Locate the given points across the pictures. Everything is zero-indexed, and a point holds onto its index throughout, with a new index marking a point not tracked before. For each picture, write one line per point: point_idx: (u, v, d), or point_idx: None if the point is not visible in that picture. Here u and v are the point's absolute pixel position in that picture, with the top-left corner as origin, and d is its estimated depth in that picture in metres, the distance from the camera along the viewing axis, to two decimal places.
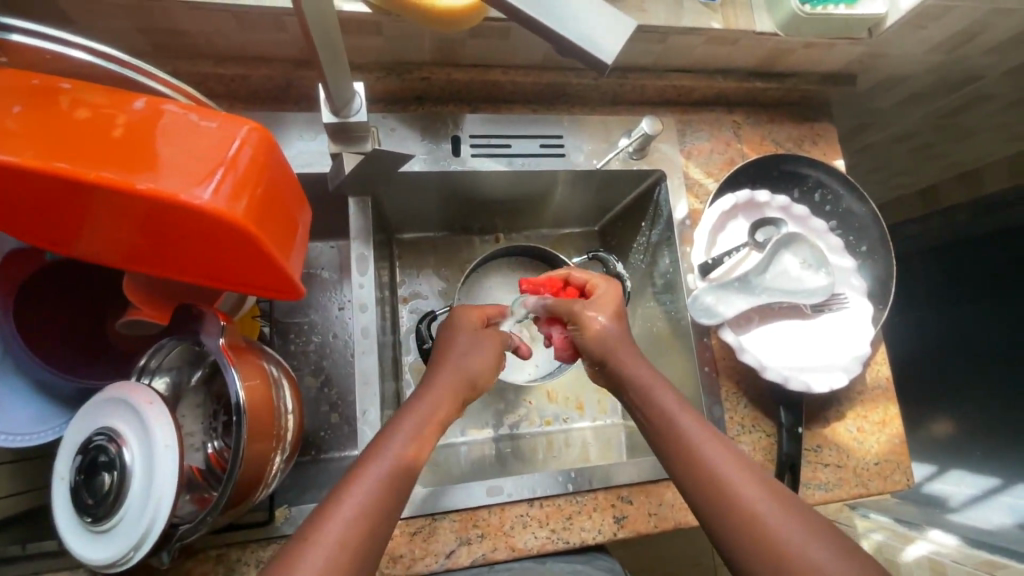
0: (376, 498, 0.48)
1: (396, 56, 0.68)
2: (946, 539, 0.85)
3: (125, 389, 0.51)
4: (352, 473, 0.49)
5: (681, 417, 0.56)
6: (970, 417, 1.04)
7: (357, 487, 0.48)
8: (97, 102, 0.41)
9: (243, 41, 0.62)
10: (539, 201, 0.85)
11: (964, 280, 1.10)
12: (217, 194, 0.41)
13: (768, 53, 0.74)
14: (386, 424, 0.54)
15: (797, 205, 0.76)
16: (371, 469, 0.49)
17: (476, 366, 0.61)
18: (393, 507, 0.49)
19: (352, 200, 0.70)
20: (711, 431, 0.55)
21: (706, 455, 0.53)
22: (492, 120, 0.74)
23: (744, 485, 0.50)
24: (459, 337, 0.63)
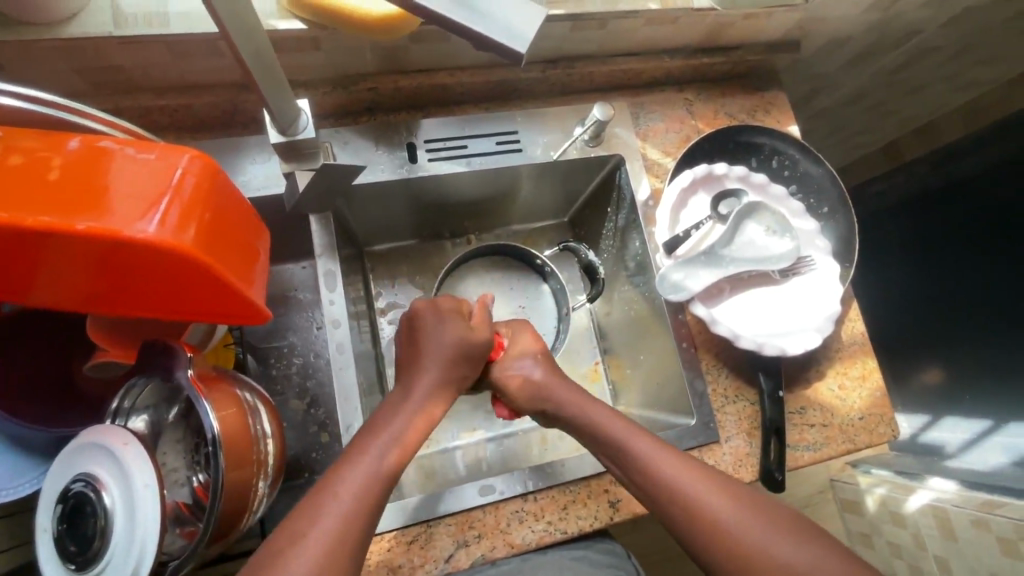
0: (365, 489, 0.51)
1: (340, 70, 0.67)
2: (947, 485, 1.05)
3: (99, 433, 0.51)
4: (337, 466, 0.53)
5: (650, 452, 0.58)
6: (956, 366, 1.09)
7: (349, 476, 0.52)
8: (30, 146, 0.40)
9: (181, 71, 0.61)
10: (505, 199, 0.86)
11: (931, 235, 1.12)
12: (162, 225, 0.41)
13: (710, 29, 0.75)
14: (373, 420, 0.58)
15: (755, 174, 0.77)
16: (362, 462, 0.53)
17: (424, 412, 0.60)
18: (381, 498, 0.52)
19: (313, 218, 0.69)
20: (666, 450, 0.59)
21: (679, 483, 0.56)
22: (446, 124, 0.75)
23: (696, 485, 0.56)
24: (440, 329, 0.64)
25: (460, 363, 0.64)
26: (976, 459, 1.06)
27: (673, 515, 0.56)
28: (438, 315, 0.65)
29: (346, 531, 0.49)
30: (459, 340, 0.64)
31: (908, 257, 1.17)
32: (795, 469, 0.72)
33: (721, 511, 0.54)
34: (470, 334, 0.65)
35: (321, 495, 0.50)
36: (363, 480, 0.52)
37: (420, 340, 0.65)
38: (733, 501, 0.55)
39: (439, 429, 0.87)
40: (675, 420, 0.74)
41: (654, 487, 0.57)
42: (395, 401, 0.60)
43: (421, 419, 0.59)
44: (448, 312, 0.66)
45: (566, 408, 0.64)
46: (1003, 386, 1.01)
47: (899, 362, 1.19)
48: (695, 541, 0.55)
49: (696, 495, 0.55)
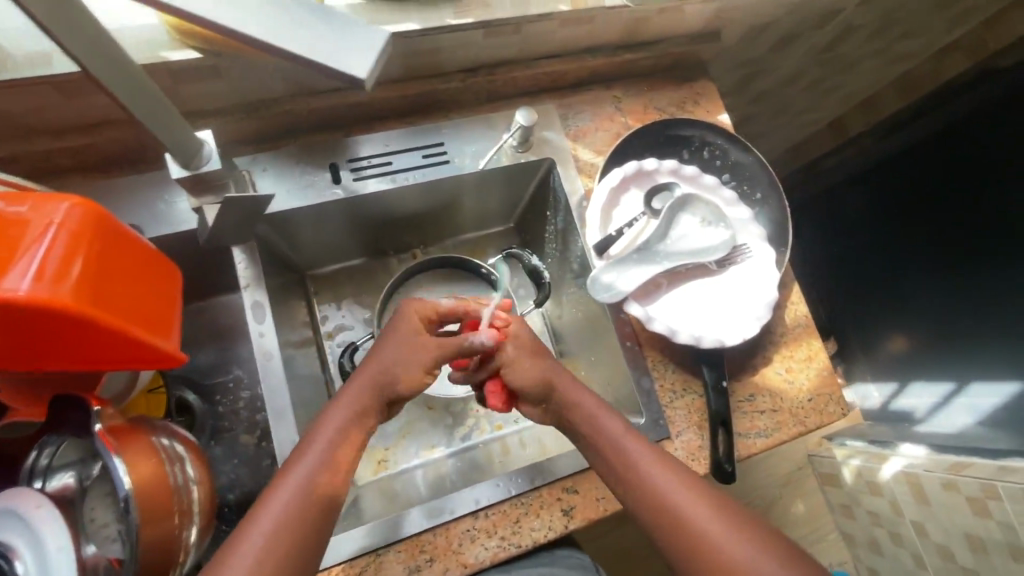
0: (295, 509, 0.47)
1: (250, 96, 0.65)
2: (916, 451, 1.04)
3: (11, 497, 0.48)
4: (272, 484, 0.49)
5: (629, 445, 0.57)
6: (919, 337, 1.14)
7: (278, 494, 0.48)
8: None
9: (77, 111, 0.59)
10: (445, 211, 0.85)
11: (903, 208, 1.13)
12: (37, 281, 0.39)
13: (627, 26, 0.74)
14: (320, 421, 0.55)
15: (686, 166, 0.77)
16: (293, 479, 0.49)
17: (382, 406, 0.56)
18: (316, 518, 0.48)
19: (237, 249, 0.67)
20: (651, 451, 0.56)
21: (652, 481, 0.54)
22: (373, 140, 0.73)
23: (675, 487, 0.53)
24: (400, 329, 0.60)
25: (420, 355, 0.59)
26: (946, 421, 1.10)
27: (646, 517, 0.53)
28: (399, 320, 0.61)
29: (267, 556, 0.44)
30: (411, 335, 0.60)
31: (874, 233, 1.18)
32: (747, 457, 0.72)
33: (694, 514, 0.51)
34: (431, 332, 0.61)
35: (250, 517, 0.47)
36: (290, 501, 0.48)
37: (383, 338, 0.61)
38: (704, 502, 0.52)
39: (398, 449, 0.86)
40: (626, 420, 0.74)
41: (630, 485, 0.55)
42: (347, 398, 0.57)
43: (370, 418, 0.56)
44: (401, 317, 0.62)
45: (553, 392, 0.62)
46: (968, 352, 1.05)
47: (863, 335, 1.27)
48: (668, 544, 0.51)
49: (672, 496, 0.52)
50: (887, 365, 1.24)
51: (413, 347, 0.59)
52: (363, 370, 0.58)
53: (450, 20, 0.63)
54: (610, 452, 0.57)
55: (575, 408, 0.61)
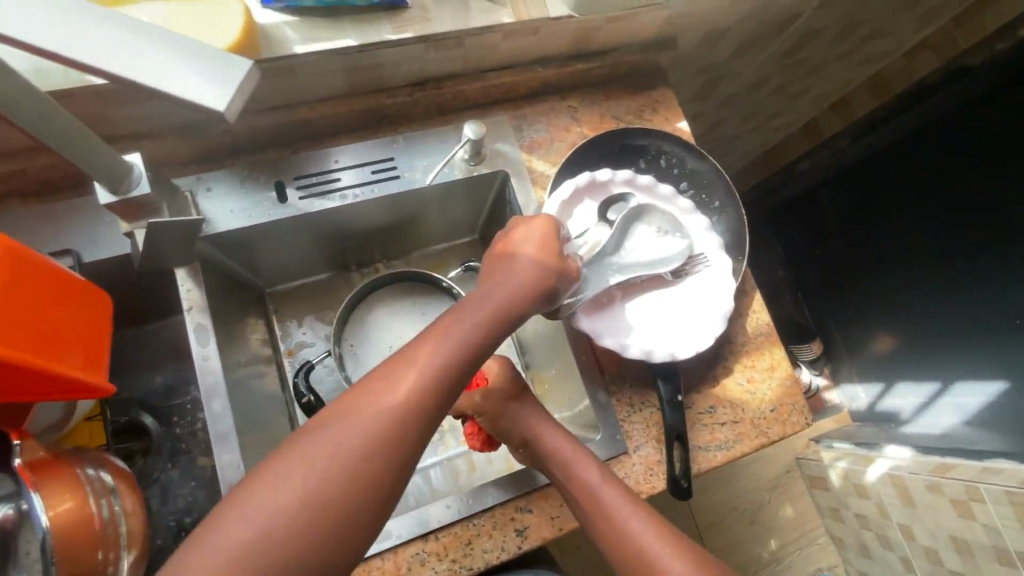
0: (367, 444, 0.42)
1: (190, 116, 0.64)
2: (900, 452, 1.05)
3: None
4: (358, 405, 0.44)
5: (601, 489, 0.58)
6: (907, 333, 1.11)
7: (358, 424, 0.43)
8: None
9: (7, 136, 0.58)
10: (401, 225, 0.84)
11: (885, 212, 1.10)
12: None
13: (576, 36, 0.74)
14: (422, 338, 0.49)
15: (641, 176, 0.76)
16: (381, 411, 0.43)
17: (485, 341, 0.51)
18: (385, 458, 0.42)
19: (180, 270, 0.66)
20: (627, 496, 0.58)
21: (622, 520, 0.56)
22: (349, 150, 0.73)
23: (649, 533, 0.55)
24: (524, 249, 0.58)
25: (535, 282, 0.56)
26: (931, 421, 1.11)
27: (620, 563, 0.55)
28: (521, 230, 0.60)
29: (316, 495, 0.39)
30: (542, 247, 0.59)
31: (855, 234, 1.16)
32: (708, 470, 0.71)
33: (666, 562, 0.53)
34: (547, 255, 0.58)
35: (327, 437, 0.42)
36: (366, 437, 0.42)
37: (509, 253, 0.58)
38: (666, 539, 0.55)
39: None
40: (585, 437, 0.72)
41: (607, 531, 0.57)
42: (462, 313, 0.51)
43: (475, 351, 0.50)
44: (528, 231, 0.59)
45: (532, 437, 0.64)
46: (957, 349, 1.02)
47: (848, 333, 1.27)
48: None
49: (647, 544, 0.54)
50: (872, 365, 1.23)
51: (535, 271, 0.57)
52: (496, 274, 0.56)
53: (388, 36, 0.62)
54: (585, 494, 0.59)
55: (555, 454, 0.62)
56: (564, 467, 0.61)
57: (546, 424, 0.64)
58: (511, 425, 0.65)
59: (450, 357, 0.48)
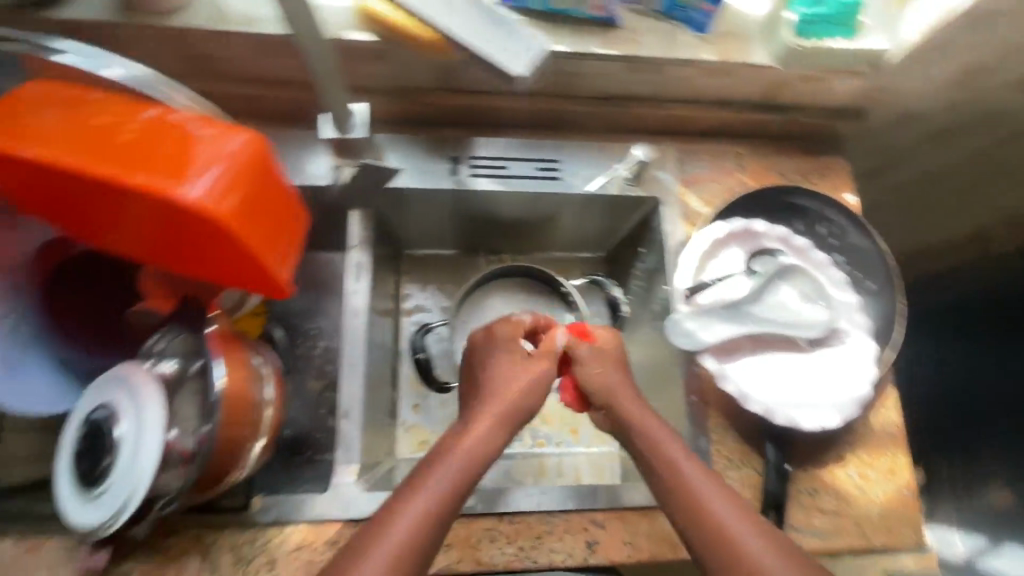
0: (414, 535, 0.51)
1: (404, 82, 0.72)
2: None
3: (127, 371, 0.56)
4: (398, 500, 0.53)
5: (691, 471, 0.58)
6: None
7: (403, 517, 0.52)
8: (115, 112, 0.47)
9: (265, 66, 0.68)
10: (540, 224, 0.88)
11: None
12: (205, 191, 0.46)
13: (769, 86, 0.75)
14: (441, 444, 0.59)
15: (796, 236, 0.75)
16: (417, 504, 0.53)
17: (493, 439, 0.60)
18: (428, 546, 0.52)
19: (353, 214, 0.73)
20: (716, 483, 0.57)
21: (714, 507, 0.55)
22: (495, 142, 0.77)
23: (738, 520, 0.54)
24: (507, 351, 0.67)
25: (529, 383, 0.64)
26: None
27: (701, 547, 0.54)
28: (496, 343, 0.67)
29: None
30: (519, 351, 0.67)
31: (996, 351, 1.06)
32: None
33: (756, 552, 0.52)
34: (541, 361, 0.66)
35: (375, 532, 0.51)
36: (412, 529, 0.51)
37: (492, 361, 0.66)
38: (760, 535, 0.53)
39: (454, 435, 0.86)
40: None
41: (690, 512, 0.55)
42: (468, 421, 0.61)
43: (483, 449, 0.59)
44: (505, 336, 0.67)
45: (623, 413, 0.63)
46: None
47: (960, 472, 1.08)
48: None
49: (736, 531, 0.53)
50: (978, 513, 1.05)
51: (532, 370, 0.65)
52: (488, 379, 0.65)
53: (596, 49, 0.67)
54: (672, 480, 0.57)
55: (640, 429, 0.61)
56: (649, 447, 0.60)
57: (632, 398, 0.64)
58: (600, 381, 0.66)
59: (463, 457, 0.57)
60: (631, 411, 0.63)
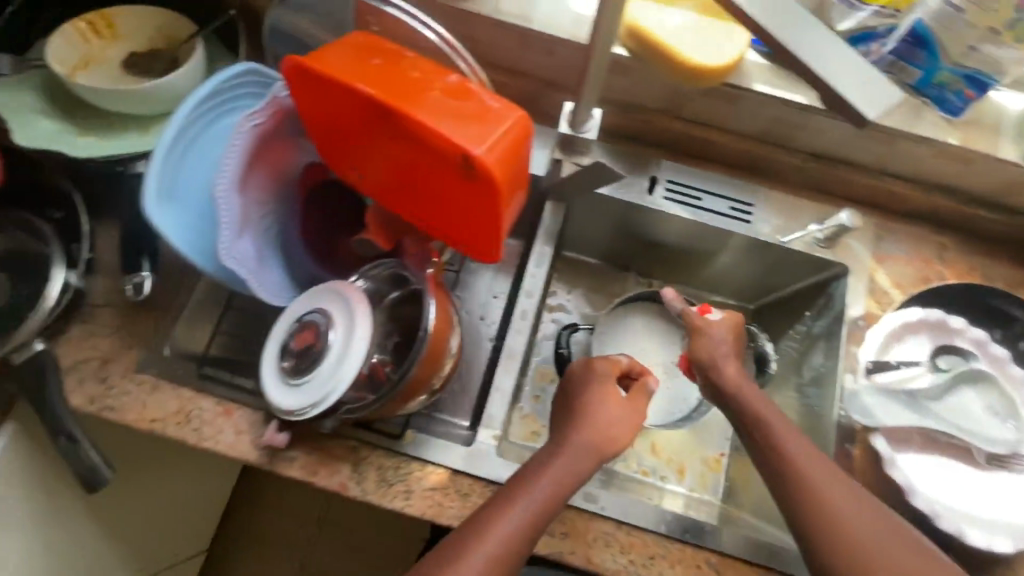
0: (504, 548, 0.55)
1: (632, 97, 0.75)
2: None
3: (343, 286, 0.64)
4: (490, 512, 0.57)
5: (790, 440, 0.60)
6: None
7: (493, 531, 0.56)
8: (428, 69, 0.55)
9: (513, 56, 0.72)
10: (697, 259, 0.86)
11: None
12: (490, 156, 0.53)
13: (1004, 184, 0.72)
14: (532, 462, 0.62)
15: (994, 344, 0.69)
16: (506, 520, 0.56)
17: (579, 470, 0.61)
18: (514, 559, 0.56)
19: (548, 205, 0.78)
20: (818, 458, 0.59)
21: (828, 491, 0.57)
22: (695, 174, 0.79)
23: (844, 500, 0.56)
24: (593, 392, 0.65)
25: (613, 427, 0.63)
26: None
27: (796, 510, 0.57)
28: (593, 378, 0.67)
29: None
30: (610, 392, 0.65)
31: None
32: None
33: (856, 528, 0.55)
34: (627, 407, 0.65)
35: (468, 538, 0.55)
36: (503, 542, 0.55)
37: (577, 397, 0.66)
38: (863, 508, 0.56)
39: None
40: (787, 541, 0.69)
41: (787, 481, 0.58)
42: (556, 450, 0.62)
43: (567, 480, 0.60)
44: (600, 376, 0.67)
45: (750, 407, 0.62)
46: None
47: None
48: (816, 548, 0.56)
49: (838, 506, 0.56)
50: None
51: (615, 417, 0.64)
52: (574, 416, 0.64)
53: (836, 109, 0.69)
54: (810, 499, 0.56)
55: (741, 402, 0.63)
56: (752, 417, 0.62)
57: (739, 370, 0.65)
58: (711, 351, 0.66)
59: (548, 481, 0.59)
60: (735, 378, 0.64)
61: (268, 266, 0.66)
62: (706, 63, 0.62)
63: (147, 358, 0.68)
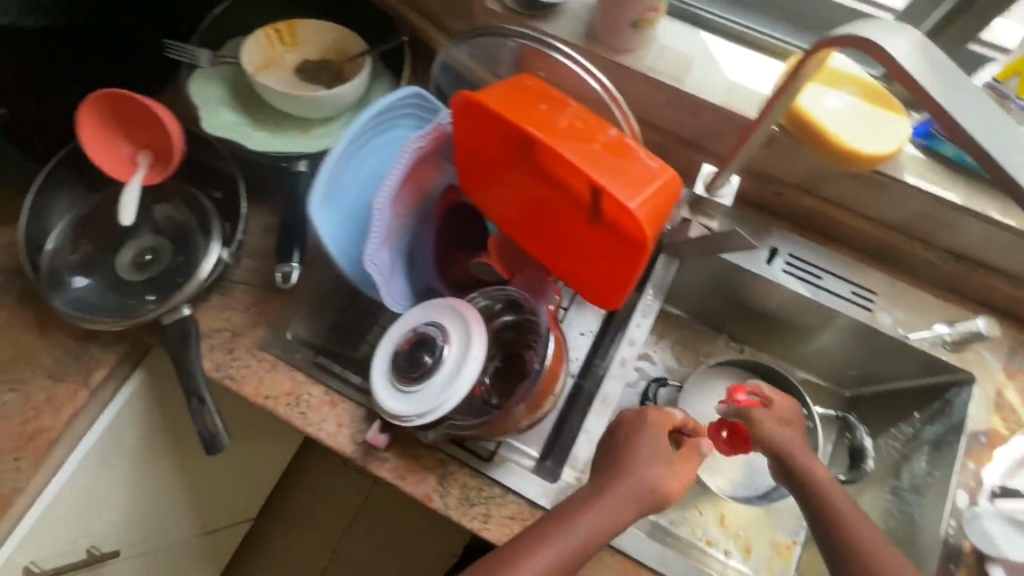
0: None
1: (768, 167, 0.75)
2: None
3: (461, 305, 0.67)
4: (526, 547, 0.57)
5: (845, 508, 0.60)
6: None
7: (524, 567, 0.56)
8: (589, 121, 0.58)
9: (656, 113, 0.74)
10: (797, 334, 0.83)
11: None
12: (643, 210, 0.54)
13: None
14: (572, 499, 0.61)
15: None
16: (540, 558, 0.56)
17: (619, 518, 0.59)
18: None
19: (662, 258, 0.79)
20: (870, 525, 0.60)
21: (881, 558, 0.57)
22: (818, 252, 0.77)
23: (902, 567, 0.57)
24: (644, 442, 0.63)
25: (659, 483, 0.61)
26: None
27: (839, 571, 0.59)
28: (644, 428, 0.64)
29: None
30: (662, 446, 0.63)
31: None
32: None
33: None
34: (677, 466, 0.63)
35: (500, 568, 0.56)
36: None
37: (623, 442, 0.64)
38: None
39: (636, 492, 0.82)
40: None
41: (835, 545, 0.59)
42: (597, 490, 0.61)
43: (608, 527, 0.59)
44: (652, 426, 0.64)
45: (814, 485, 0.62)
46: None
47: None
48: None
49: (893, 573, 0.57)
50: None
51: (664, 472, 0.62)
52: (619, 460, 0.62)
53: (993, 213, 0.66)
54: (852, 554, 0.58)
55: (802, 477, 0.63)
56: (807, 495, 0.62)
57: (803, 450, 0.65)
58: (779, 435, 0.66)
59: (586, 524, 0.58)
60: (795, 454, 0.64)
61: (396, 273, 0.70)
62: (863, 150, 0.62)
63: (270, 338, 0.74)
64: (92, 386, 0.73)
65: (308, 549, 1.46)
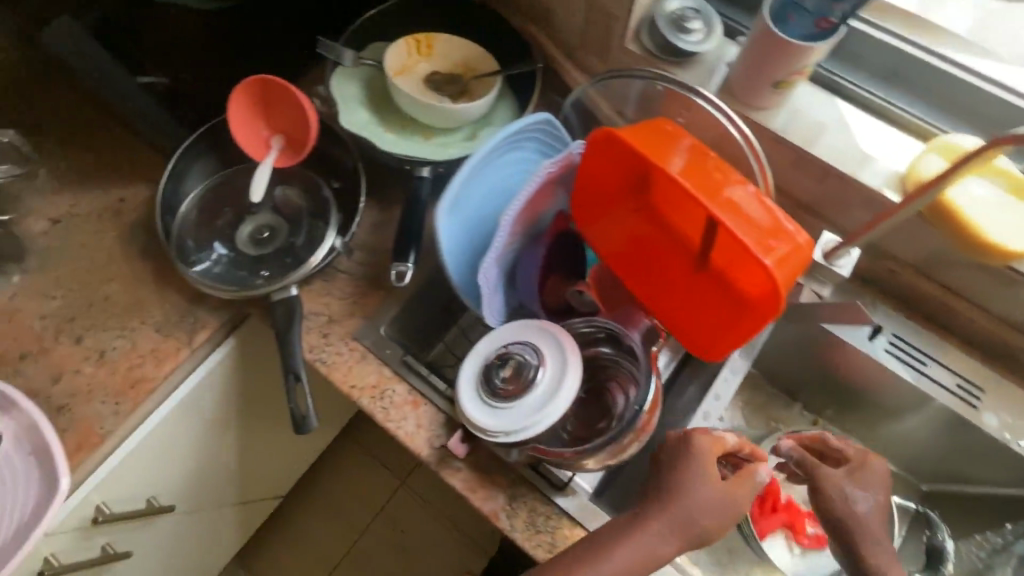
0: None
1: (886, 243, 0.73)
2: None
3: (559, 330, 0.67)
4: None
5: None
6: None
7: None
8: (728, 175, 0.59)
9: (777, 171, 0.74)
10: (884, 417, 0.80)
11: None
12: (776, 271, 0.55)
13: None
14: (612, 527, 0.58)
15: None
16: None
17: (660, 551, 0.57)
18: None
19: None
20: None
21: None
22: (925, 337, 0.75)
23: None
24: (692, 472, 0.59)
25: (704, 515, 0.57)
26: None
27: None
28: (691, 455, 0.60)
29: None
30: (711, 480, 0.58)
31: None
32: None
33: None
34: (726, 496, 0.59)
35: None
36: None
37: (670, 467, 0.60)
38: None
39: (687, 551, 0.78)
40: None
41: None
42: (639, 519, 0.58)
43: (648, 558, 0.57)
44: (701, 456, 0.59)
45: (873, 548, 0.58)
46: None
47: None
48: None
49: None
50: None
51: (711, 504, 0.58)
52: (663, 487, 0.59)
53: None
54: None
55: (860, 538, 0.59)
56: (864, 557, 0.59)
57: (869, 510, 0.60)
58: (845, 492, 0.61)
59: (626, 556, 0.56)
60: (858, 513, 0.60)
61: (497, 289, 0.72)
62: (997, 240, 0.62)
63: (364, 329, 0.76)
64: (193, 346, 0.77)
65: (327, 538, 1.47)
